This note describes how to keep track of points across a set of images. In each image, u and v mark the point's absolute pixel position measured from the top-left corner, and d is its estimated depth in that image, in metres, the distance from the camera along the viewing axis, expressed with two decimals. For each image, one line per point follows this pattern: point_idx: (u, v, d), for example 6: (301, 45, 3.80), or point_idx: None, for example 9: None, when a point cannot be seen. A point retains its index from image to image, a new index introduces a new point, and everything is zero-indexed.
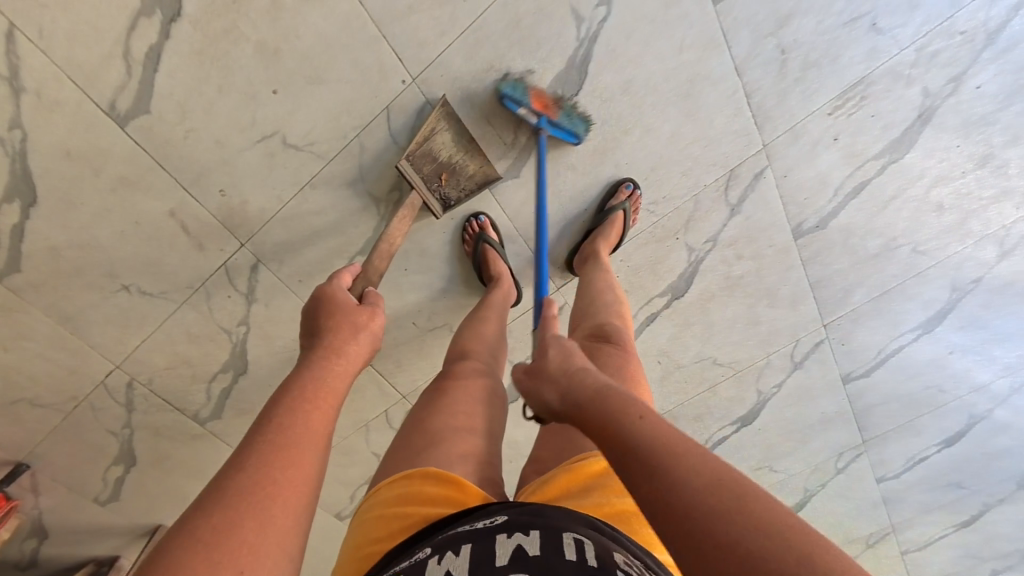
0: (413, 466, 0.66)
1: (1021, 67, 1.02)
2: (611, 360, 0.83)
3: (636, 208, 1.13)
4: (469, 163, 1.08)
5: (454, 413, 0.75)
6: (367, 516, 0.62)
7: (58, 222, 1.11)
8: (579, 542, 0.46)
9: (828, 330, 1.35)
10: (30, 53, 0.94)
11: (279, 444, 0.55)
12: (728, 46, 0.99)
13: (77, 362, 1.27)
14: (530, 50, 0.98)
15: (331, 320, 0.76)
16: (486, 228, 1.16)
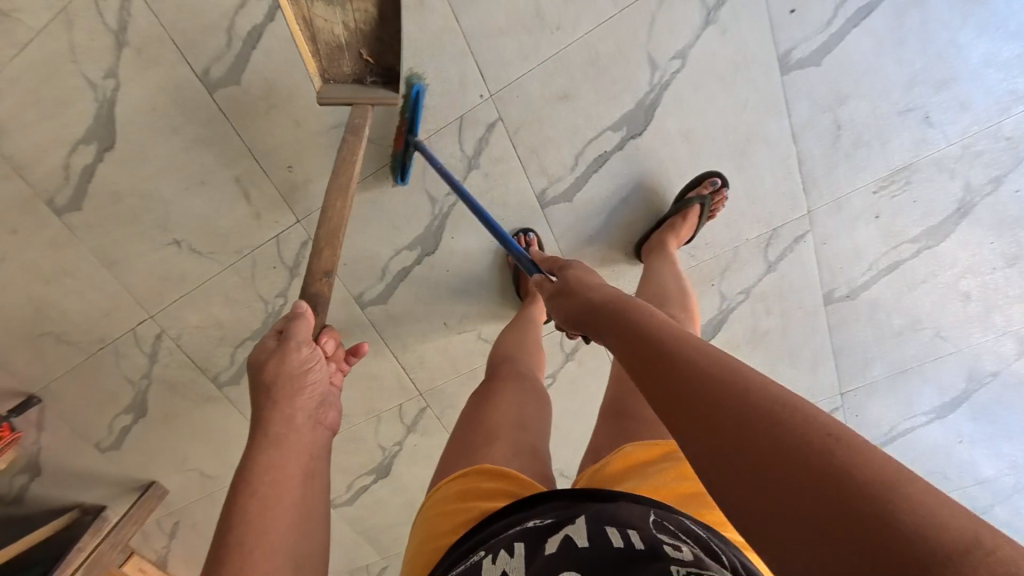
0: (468, 464, 0.74)
1: None
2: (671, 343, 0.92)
3: (717, 205, 1.11)
4: (367, 10, 0.88)
5: (501, 411, 0.85)
6: (433, 512, 0.70)
7: (127, 170, 1.16)
8: (621, 528, 0.55)
9: (843, 399, 1.41)
10: (141, 13, 1.00)
11: (233, 560, 0.59)
12: (788, 113, 1.03)
13: (115, 306, 1.33)
14: (604, 86, 1.03)
15: (258, 390, 0.74)
16: (532, 244, 1.17)
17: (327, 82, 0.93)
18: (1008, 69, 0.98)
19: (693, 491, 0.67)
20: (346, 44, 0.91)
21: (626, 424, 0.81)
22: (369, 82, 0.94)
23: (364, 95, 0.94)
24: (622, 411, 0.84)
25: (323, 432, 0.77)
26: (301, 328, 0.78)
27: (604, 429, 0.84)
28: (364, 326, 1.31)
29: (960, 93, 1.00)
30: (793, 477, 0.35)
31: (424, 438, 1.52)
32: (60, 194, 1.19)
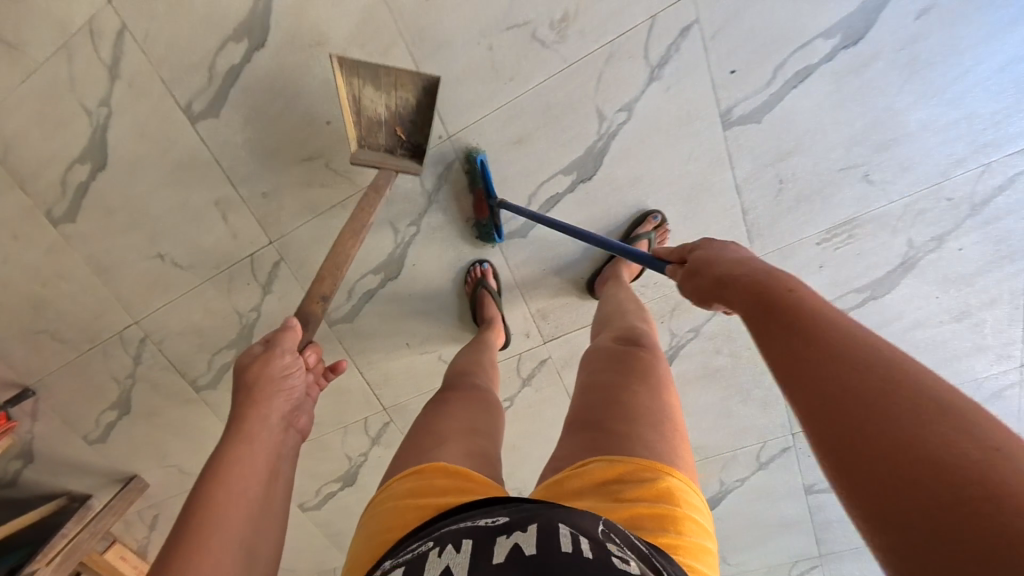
0: (422, 464, 0.74)
1: (1000, 239, 1.10)
2: (640, 361, 0.86)
3: (661, 241, 1.16)
4: (407, 98, 1.02)
5: (452, 416, 0.87)
6: (385, 506, 0.68)
7: (117, 189, 1.25)
8: (573, 533, 0.48)
9: (795, 439, 1.41)
10: (133, 50, 1.09)
11: (189, 539, 0.63)
12: (732, 166, 1.07)
13: (105, 310, 1.43)
14: (557, 134, 1.08)
15: (237, 391, 0.80)
16: (487, 275, 1.25)
17: (363, 147, 1.05)
18: (947, 134, 1.01)
19: (651, 517, 0.59)
20: (385, 119, 1.04)
21: (593, 436, 0.71)
22: (399, 152, 1.08)
23: (393, 161, 1.06)
24: (591, 420, 0.74)
25: (291, 435, 0.83)
26: (286, 338, 0.86)
27: (569, 439, 0.74)
28: (332, 342, 1.38)
29: (901, 154, 1.03)
30: (922, 484, 0.30)
31: (389, 450, 1.58)
32: (58, 206, 1.29)
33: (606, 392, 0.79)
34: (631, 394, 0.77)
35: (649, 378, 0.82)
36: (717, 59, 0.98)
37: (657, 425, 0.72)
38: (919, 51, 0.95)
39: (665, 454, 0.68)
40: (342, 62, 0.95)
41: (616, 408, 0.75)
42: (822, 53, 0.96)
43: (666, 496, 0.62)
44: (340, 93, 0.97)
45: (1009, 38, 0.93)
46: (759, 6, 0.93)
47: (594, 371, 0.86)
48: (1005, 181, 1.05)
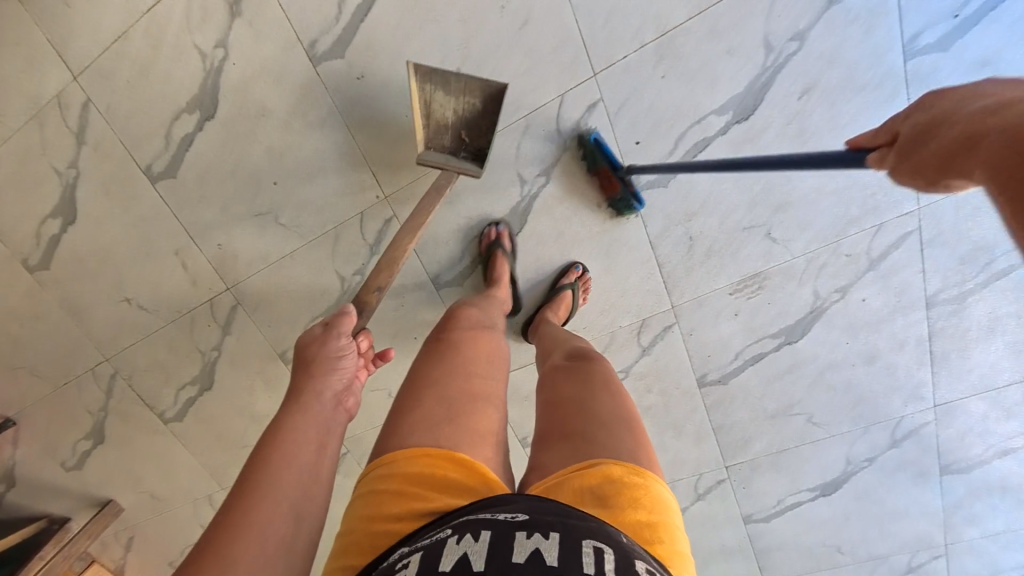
0: (434, 442, 0.67)
1: (901, 291, 1.16)
2: (598, 371, 0.89)
3: (585, 288, 1.23)
4: (473, 104, 1.04)
5: (471, 377, 0.80)
6: (384, 483, 0.63)
7: (87, 240, 1.36)
8: (599, 549, 0.49)
9: (730, 471, 1.41)
10: (96, 120, 1.20)
11: (245, 492, 0.63)
12: (644, 224, 1.15)
13: (78, 348, 1.53)
14: (484, 195, 1.17)
15: (299, 364, 0.87)
16: (502, 236, 1.19)
17: (430, 147, 1.08)
18: (838, 197, 1.09)
19: (646, 521, 0.62)
20: (453, 121, 1.06)
21: (579, 446, 0.72)
22: (461, 155, 1.09)
23: (455, 162, 1.07)
24: (571, 432, 0.75)
25: (341, 413, 0.85)
26: (345, 322, 0.92)
27: (553, 452, 0.74)
28: None
29: (797, 214, 1.11)
30: None
31: (346, 479, 1.66)
32: (33, 254, 1.40)
33: (573, 405, 0.80)
34: (601, 404, 0.79)
35: (610, 386, 0.85)
36: (622, 132, 1.07)
37: (630, 432, 0.75)
38: (805, 125, 1.03)
39: (643, 458, 0.71)
40: (417, 68, 0.99)
41: (591, 418, 0.76)
42: (717, 128, 1.05)
43: (651, 499, 0.65)
44: (415, 96, 1.01)
45: (885, 114, 1.01)
46: (655, 86, 1.03)
47: (558, 388, 0.87)
48: (898, 238, 1.12)
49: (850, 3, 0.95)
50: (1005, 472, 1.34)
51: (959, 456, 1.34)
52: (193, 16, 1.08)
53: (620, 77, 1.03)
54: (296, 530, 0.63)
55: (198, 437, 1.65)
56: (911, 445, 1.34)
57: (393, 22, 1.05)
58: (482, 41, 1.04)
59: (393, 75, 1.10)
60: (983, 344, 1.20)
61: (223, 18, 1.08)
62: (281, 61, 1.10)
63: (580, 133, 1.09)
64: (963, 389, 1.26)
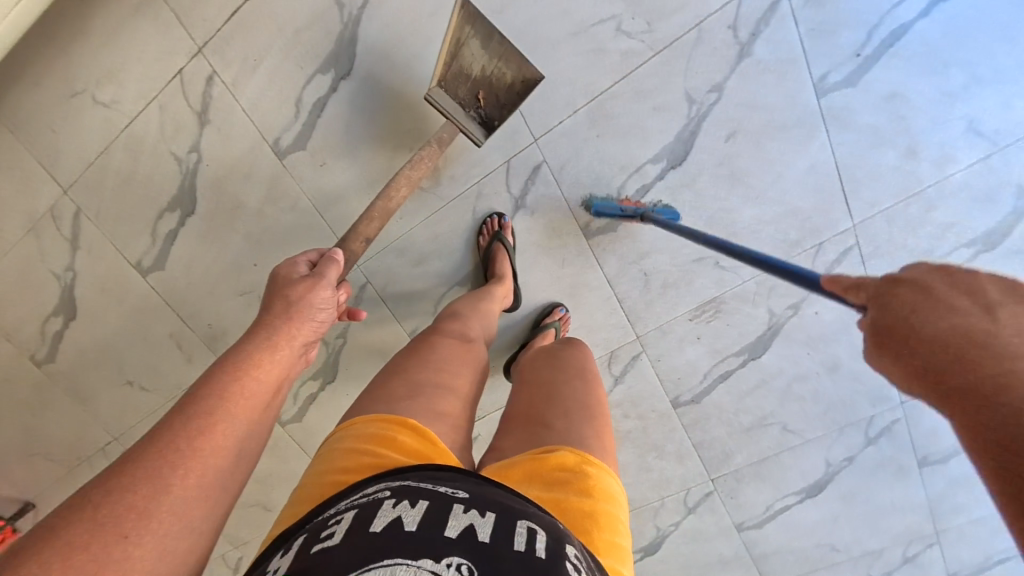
0: (391, 412, 0.71)
1: (852, 301, 1.19)
2: (574, 360, 0.92)
3: (567, 328, 1.28)
4: (503, 72, 1.03)
5: (444, 370, 0.83)
6: (339, 447, 0.66)
7: (87, 330, 1.51)
8: (530, 531, 0.51)
9: (715, 484, 1.45)
10: (88, 226, 1.41)
11: (193, 424, 0.60)
12: (601, 265, 1.22)
13: (85, 431, 1.64)
14: (448, 255, 1.26)
15: (275, 299, 0.79)
16: (504, 228, 1.20)
17: (441, 87, 1.02)
18: (778, 224, 1.14)
19: (590, 510, 0.63)
20: (474, 77, 1.03)
21: (539, 432, 0.76)
22: (469, 113, 1.06)
23: (463, 116, 1.04)
24: (535, 418, 0.80)
25: (302, 362, 0.81)
26: (330, 270, 0.84)
27: (516, 436, 0.78)
28: (284, 439, 1.57)
29: (741, 244, 1.17)
30: None
31: None
32: (40, 349, 1.54)
33: (544, 391, 0.85)
34: (568, 393, 0.83)
35: (583, 376, 0.88)
36: (568, 188, 1.16)
37: (589, 422, 0.78)
38: (735, 165, 1.11)
39: (597, 449, 0.74)
40: (465, 7, 0.97)
41: (556, 405, 0.80)
42: (653, 175, 1.13)
43: (597, 492, 0.66)
44: (452, 29, 0.96)
45: (811, 146, 1.08)
46: (590, 146, 1.12)
47: (535, 370, 0.92)
48: (840, 252, 1.15)
49: (760, 55, 1.03)
50: None
51: (935, 448, 1.37)
52: (168, 130, 1.30)
53: (559, 140, 1.13)
54: (235, 470, 0.62)
55: None
56: (886, 443, 1.37)
57: (345, 118, 1.23)
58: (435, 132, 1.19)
59: (348, 162, 1.27)
60: None
61: (194, 128, 1.29)
62: (250, 157, 1.29)
63: (587, 198, 1.16)
64: None
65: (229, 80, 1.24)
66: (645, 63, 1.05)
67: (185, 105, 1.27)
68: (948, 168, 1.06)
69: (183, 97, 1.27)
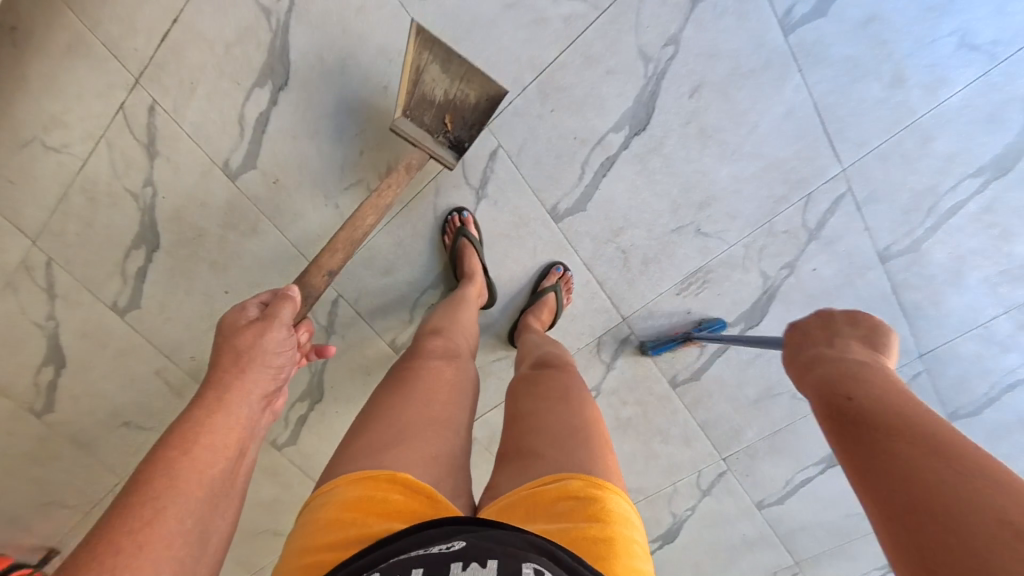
0: (378, 466, 0.62)
1: (852, 255, 1.09)
2: (559, 381, 0.87)
3: (568, 289, 1.18)
4: (468, 92, 0.98)
5: (432, 402, 0.75)
6: (319, 517, 0.57)
7: (79, 376, 1.54)
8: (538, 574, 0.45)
9: (728, 463, 1.37)
10: (62, 274, 1.42)
11: (149, 500, 0.57)
12: (574, 249, 1.15)
13: (94, 475, 1.69)
14: (416, 259, 1.21)
15: (227, 353, 0.76)
16: (467, 224, 1.13)
17: (406, 117, 0.98)
18: (758, 180, 1.05)
19: (602, 538, 0.54)
20: (439, 101, 0.99)
21: (530, 464, 0.67)
22: (438, 138, 1.02)
23: (432, 143, 1.00)
24: (527, 448, 0.71)
25: (268, 416, 0.79)
26: (284, 309, 0.83)
27: (506, 471, 0.69)
28: (284, 462, 1.56)
29: (722, 206, 1.08)
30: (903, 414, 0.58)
31: None
32: (36, 402, 1.56)
33: (532, 419, 0.77)
34: (558, 418, 0.75)
35: (569, 398, 0.81)
36: (529, 172, 1.09)
37: (584, 442, 0.70)
38: (704, 122, 1.02)
39: (602, 471, 0.65)
40: (419, 32, 0.91)
41: (546, 431, 0.72)
42: (617, 144, 1.05)
43: (608, 515, 0.58)
44: (410, 58, 0.92)
45: (783, 90, 0.98)
46: (546, 122, 1.05)
47: (517, 403, 0.84)
48: (832, 203, 1.05)
49: None
50: (1018, 408, 1.24)
51: (965, 400, 1.23)
52: (120, 167, 1.28)
53: (513, 121, 1.05)
54: (202, 542, 0.60)
55: None
56: None
57: (290, 131, 1.19)
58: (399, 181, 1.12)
59: (302, 176, 1.23)
60: (953, 285, 1.10)
61: (145, 161, 1.26)
62: (203, 184, 1.26)
63: (640, 343, 1.23)
64: (945, 333, 1.16)
65: (171, 107, 1.20)
66: (591, 26, 0.97)
67: (132, 139, 1.25)
68: (941, 92, 0.95)
69: (129, 131, 1.24)
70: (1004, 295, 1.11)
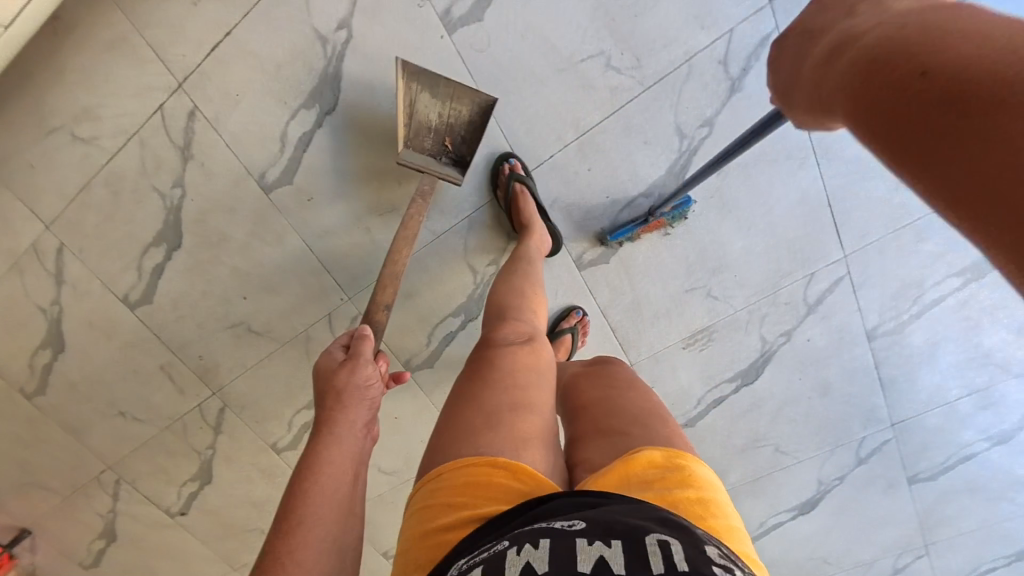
0: (474, 452, 0.68)
1: (843, 329, 1.20)
2: (619, 372, 0.93)
3: (585, 331, 1.24)
4: (461, 110, 1.05)
5: (513, 387, 0.79)
6: (430, 500, 0.65)
7: (77, 363, 1.53)
8: (662, 547, 0.50)
9: None
10: (72, 262, 1.40)
11: (293, 529, 0.69)
12: (593, 295, 1.22)
13: (82, 460, 1.69)
14: (441, 287, 1.27)
15: (327, 394, 0.86)
16: (515, 169, 1.10)
17: (408, 150, 1.06)
18: (768, 254, 1.14)
19: (695, 497, 0.65)
20: (435, 126, 1.07)
21: (616, 441, 0.75)
22: (442, 160, 1.10)
23: (438, 167, 1.08)
24: (608, 429, 0.78)
25: (371, 440, 0.88)
26: (363, 347, 0.90)
27: (594, 447, 0.77)
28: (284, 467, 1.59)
29: (733, 273, 1.16)
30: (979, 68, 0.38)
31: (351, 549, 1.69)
32: (28, 383, 1.56)
33: (605, 403, 0.84)
34: (630, 401, 0.83)
35: (634, 385, 0.88)
36: (560, 221, 1.15)
37: (660, 423, 0.78)
38: (726, 198, 1.09)
39: (678, 443, 0.75)
40: (404, 70, 0.98)
41: (623, 414, 0.80)
42: (645, 208, 1.12)
43: (695, 480, 0.68)
44: (403, 98, 0.99)
45: (800, 178, 1.06)
46: (581, 179, 1.12)
47: (583, 392, 0.90)
48: (832, 282, 1.15)
49: (750, 90, 1.01)
50: (969, 476, 1.38)
51: (925, 465, 1.36)
52: (150, 166, 1.28)
53: (550, 174, 1.12)
54: (342, 558, 0.70)
55: (205, 525, 1.81)
56: (876, 461, 1.37)
57: (330, 152, 1.21)
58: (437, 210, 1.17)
59: (337, 197, 1.26)
60: (927, 364, 1.22)
61: (177, 163, 1.27)
62: (235, 193, 1.27)
63: (600, 233, 1.16)
64: (915, 406, 1.28)
65: (211, 115, 1.21)
66: (634, 99, 1.04)
67: (167, 141, 1.25)
68: None
69: (165, 133, 1.24)
70: (969, 378, 1.23)
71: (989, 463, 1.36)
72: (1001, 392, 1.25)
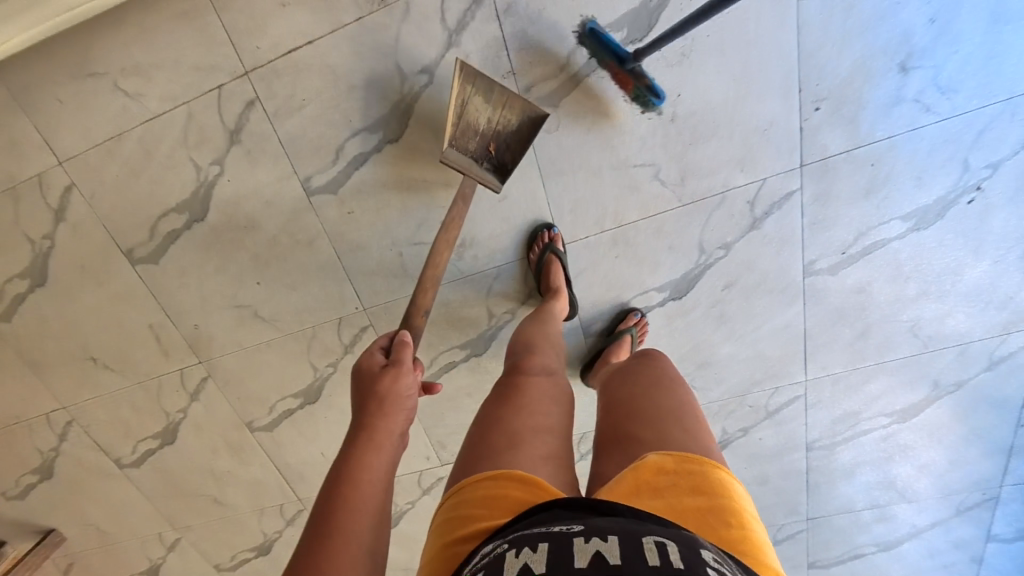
0: (497, 468, 0.72)
1: (788, 437, 1.40)
2: (654, 367, 0.90)
3: (643, 333, 1.28)
4: (510, 120, 1.08)
5: (536, 413, 0.83)
6: (453, 513, 0.68)
7: (58, 302, 1.48)
8: (658, 546, 0.51)
9: None
10: (79, 204, 1.35)
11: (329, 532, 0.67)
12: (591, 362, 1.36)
13: (36, 396, 1.63)
14: (457, 322, 1.35)
15: (366, 398, 0.86)
16: (555, 240, 1.20)
17: (452, 145, 1.06)
18: (746, 363, 1.31)
19: (706, 507, 0.65)
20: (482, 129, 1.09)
21: (631, 448, 0.75)
22: (483, 164, 1.12)
23: (475, 168, 1.10)
24: (624, 435, 0.78)
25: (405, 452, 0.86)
26: (403, 354, 0.93)
27: (609, 459, 0.77)
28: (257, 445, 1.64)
29: (714, 371, 1.33)
30: None
31: None
32: None
33: (624, 407, 0.83)
34: (659, 403, 0.81)
35: (664, 383, 0.86)
36: (580, 292, 1.27)
37: (682, 428, 0.77)
38: (725, 310, 1.25)
39: (697, 449, 0.74)
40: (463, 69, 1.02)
41: (642, 417, 0.79)
42: (656, 300, 1.26)
43: (711, 487, 0.68)
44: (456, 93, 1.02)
45: (787, 311, 1.24)
46: (608, 262, 1.23)
47: (609, 394, 0.89)
48: (790, 398, 1.34)
49: (767, 229, 1.15)
50: (855, 570, 1.64)
51: (824, 555, 1.61)
52: (191, 137, 1.27)
53: (581, 251, 1.23)
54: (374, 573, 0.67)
55: (155, 480, 1.81)
56: (787, 545, 1.60)
57: (382, 176, 1.26)
58: (472, 256, 1.25)
59: (377, 217, 1.31)
60: (846, 478, 1.45)
61: (222, 143, 1.27)
62: (276, 187, 1.29)
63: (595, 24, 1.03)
64: (830, 508, 1.51)
65: (271, 109, 1.22)
66: (670, 211, 1.16)
67: (217, 120, 1.24)
68: (887, 354, 1.26)
69: (217, 112, 1.23)
70: (875, 495, 1.47)
71: (873, 563, 1.63)
72: (895, 510, 1.50)
